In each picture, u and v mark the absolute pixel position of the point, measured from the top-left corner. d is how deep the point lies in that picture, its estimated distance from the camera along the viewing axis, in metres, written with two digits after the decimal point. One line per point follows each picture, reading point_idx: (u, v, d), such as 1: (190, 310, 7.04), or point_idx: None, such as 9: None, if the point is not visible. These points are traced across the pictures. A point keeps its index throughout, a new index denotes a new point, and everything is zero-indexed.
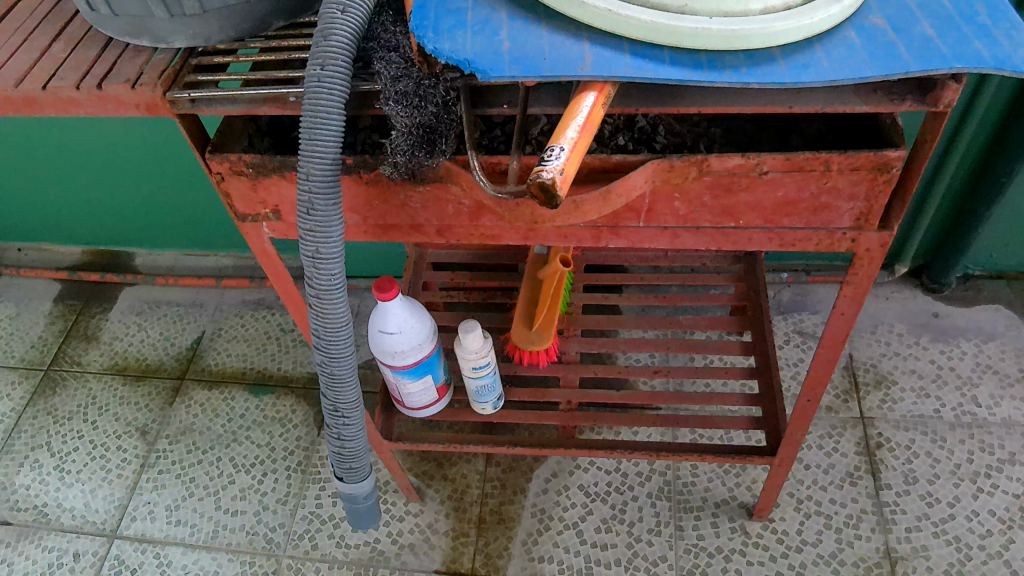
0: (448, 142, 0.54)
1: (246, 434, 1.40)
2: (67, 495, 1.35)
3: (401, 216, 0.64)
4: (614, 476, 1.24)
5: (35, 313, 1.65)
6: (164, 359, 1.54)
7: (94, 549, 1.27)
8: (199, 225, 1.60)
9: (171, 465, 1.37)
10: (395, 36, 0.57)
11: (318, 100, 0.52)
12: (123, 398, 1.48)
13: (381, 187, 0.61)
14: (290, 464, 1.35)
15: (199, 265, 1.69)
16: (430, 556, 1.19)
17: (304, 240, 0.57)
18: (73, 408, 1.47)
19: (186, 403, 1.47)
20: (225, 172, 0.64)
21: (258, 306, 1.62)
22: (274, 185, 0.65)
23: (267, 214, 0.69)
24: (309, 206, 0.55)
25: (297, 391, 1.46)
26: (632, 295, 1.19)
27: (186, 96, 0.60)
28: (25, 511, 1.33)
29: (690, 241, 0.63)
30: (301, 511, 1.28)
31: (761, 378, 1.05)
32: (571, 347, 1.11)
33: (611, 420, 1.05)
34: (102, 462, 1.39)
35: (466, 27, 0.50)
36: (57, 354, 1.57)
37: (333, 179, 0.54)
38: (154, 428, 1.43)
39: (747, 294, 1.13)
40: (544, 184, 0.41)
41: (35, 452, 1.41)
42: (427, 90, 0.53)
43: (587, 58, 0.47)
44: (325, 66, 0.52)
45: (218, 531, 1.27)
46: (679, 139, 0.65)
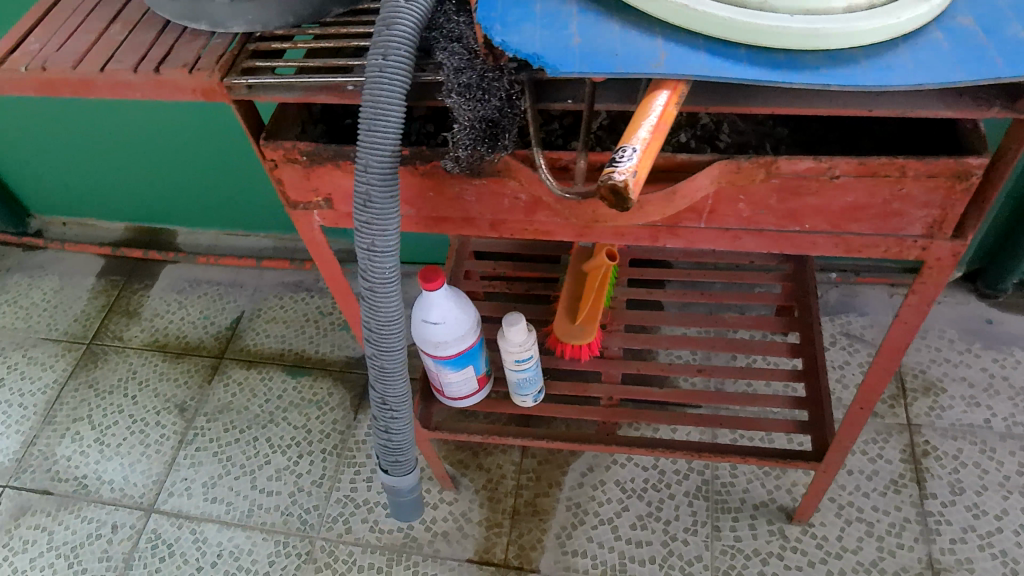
0: (510, 137, 0.51)
1: (283, 415, 1.45)
2: (107, 468, 1.42)
3: (456, 209, 0.63)
4: (651, 473, 1.23)
5: (79, 288, 1.74)
6: (203, 337, 1.61)
7: (132, 522, 1.35)
8: (237, 208, 1.62)
9: (207, 442, 1.43)
10: (459, 26, 0.54)
11: (378, 89, 0.50)
12: (162, 374, 1.55)
13: (436, 180, 0.60)
14: (326, 447, 1.39)
15: (241, 246, 1.72)
16: (463, 545, 1.21)
17: (360, 233, 0.55)
18: (114, 382, 1.55)
19: (223, 381, 1.52)
20: (279, 159, 0.63)
21: (298, 288, 1.66)
22: (327, 174, 0.64)
23: (318, 202, 0.68)
24: (366, 199, 0.53)
25: (334, 374, 1.50)
26: (675, 291, 1.17)
27: (243, 82, 0.60)
28: (67, 481, 1.41)
29: (752, 244, 0.61)
30: (336, 494, 1.33)
31: (808, 381, 1.02)
32: (613, 342, 1.10)
33: (651, 418, 1.05)
34: (141, 437, 1.46)
35: (534, 19, 0.47)
36: (99, 329, 1.65)
37: (390, 172, 0.53)
38: (192, 406, 1.49)
39: (794, 295, 1.11)
40: (616, 187, 0.40)
41: (76, 424, 1.49)
42: (491, 82, 0.50)
43: (660, 55, 0.45)
44: (387, 56, 0.50)
45: (253, 510, 1.33)
46: (743, 138, 0.63)
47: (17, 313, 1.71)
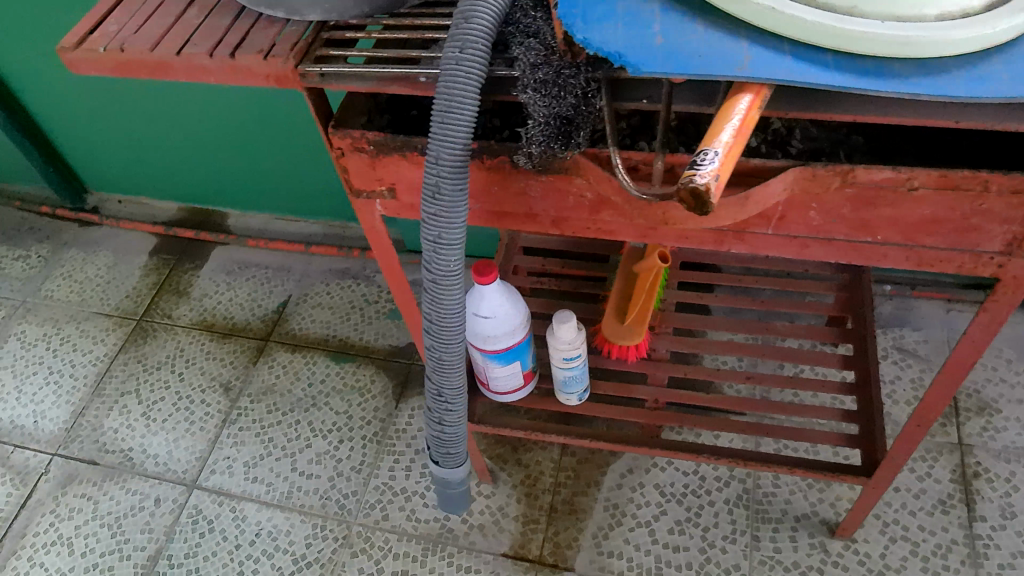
0: (583, 135, 0.51)
1: (325, 399, 1.47)
2: (152, 442, 1.46)
3: (520, 205, 0.63)
4: (692, 478, 1.23)
5: (132, 265, 1.79)
6: (250, 319, 1.63)
7: (174, 497, 1.38)
8: (288, 193, 1.64)
9: (250, 423, 1.46)
10: (536, 21, 0.54)
11: (454, 82, 0.50)
12: (209, 353, 1.59)
13: (502, 174, 0.60)
14: (366, 434, 1.41)
15: (291, 230, 1.74)
16: (499, 539, 1.22)
17: (427, 224, 0.55)
18: (162, 358, 1.60)
19: (268, 363, 1.55)
20: (347, 147, 0.64)
21: (345, 275, 1.67)
22: (393, 165, 0.65)
23: (382, 191, 0.68)
24: (436, 190, 0.54)
25: (377, 362, 1.51)
26: (726, 296, 1.16)
27: (316, 70, 0.60)
28: (112, 453, 1.46)
29: (820, 253, 0.60)
30: (374, 481, 1.34)
31: (859, 395, 1.00)
32: (661, 344, 1.09)
33: (696, 423, 1.04)
34: (186, 413, 1.49)
35: (616, 17, 0.47)
36: (150, 306, 1.70)
37: (461, 165, 0.53)
38: (237, 386, 1.52)
39: (849, 306, 1.09)
40: (696, 190, 0.39)
41: (124, 398, 1.54)
42: (568, 80, 0.50)
43: (745, 58, 0.44)
44: (464, 49, 0.50)
45: (293, 492, 1.35)
46: (816, 145, 0.62)
47: (73, 287, 1.77)
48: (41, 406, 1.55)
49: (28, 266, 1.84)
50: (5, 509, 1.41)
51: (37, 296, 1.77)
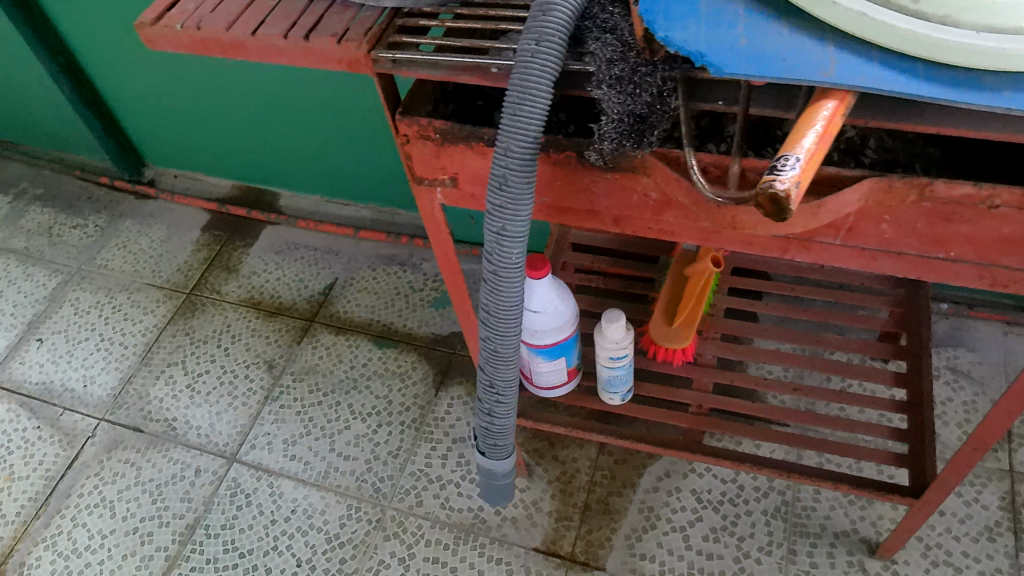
0: (656, 134, 0.51)
1: (365, 383, 1.48)
2: (195, 413, 1.49)
3: (582, 201, 0.63)
4: (730, 486, 1.21)
5: (184, 239, 1.83)
6: (297, 299, 1.65)
7: (214, 468, 1.41)
8: (341, 177, 1.66)
9: (291, 401, 1.48)
10: (613, 17, 0.54)
11: (528, 74, 0.50)
12: (255, 330, 1.61)
13: (567, 169, 0.60)
14: (405, 420, 1.42)
15: (341, 214, 1.76)
16: (531, 533, 1.22)
17: (492, 216, 0.55)
18: (209, 332, 1.63)
19: (312, 344, 1.57)
20: (412, 134, 0.64)
21: (391, 261, 1.68)
22: (457, 154, 0.65)
23: (444, 180, 0.68)
24: (503, 181, 0.54)
25: (419, 349, 1.52)
26: (777, 305, 1.14)
27: (389, 56, 0.61)
28: (157, 422, 1.49)
29: (888, 267, 0.58)
30: (410, 467, 1.35)
31: (910, 414, 0.98)
32: (708, 349, 1.08)
33: (740, 431, 1.03)
34: (230, 387, 1.52)
35: (700, 16, 0.46)
36: (200, 281, 1.73)
37: (530, 158, 0.53)
38: (280, 364, 1.54)
39: (904, 323, 1.07)
40: (776, 196, 0.39)
41: (170, 368, 1.58)
42: (644, 77, 0.49)
43: (831, 63, 0.44)
44: (540, 42, 0.50)
45: (330, 472, 1.37)
46: (890, 156, 0.61)
47: (127, 258, 1.82)
48: (92, 371, 1.60)
49: (86, 234, 1.89)
50: (53, 469, 1.45)
51: (92, 264, 1.82)
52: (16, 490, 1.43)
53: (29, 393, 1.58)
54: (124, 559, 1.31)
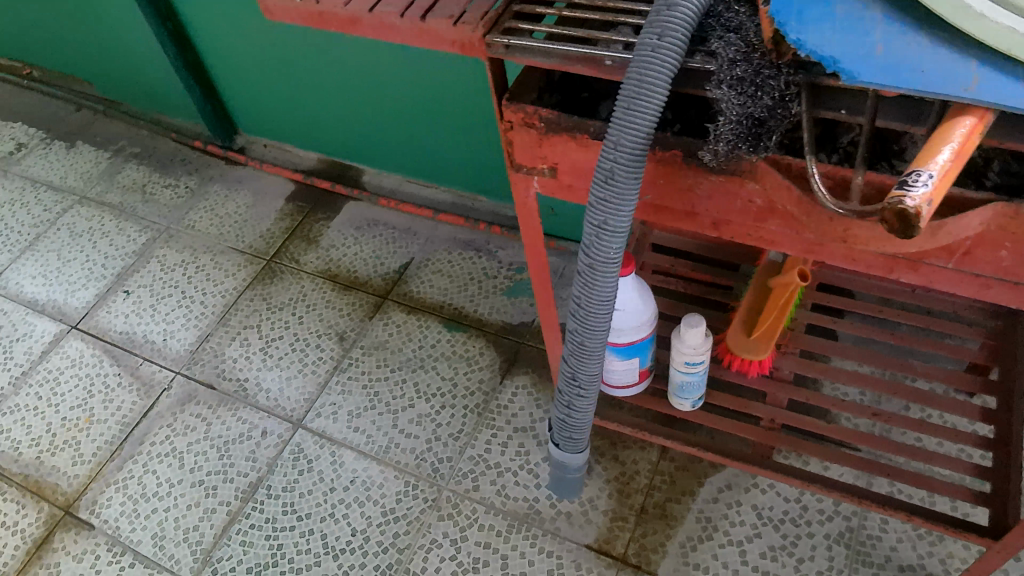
0: (773, 138, 0.50)
1: (432, 363, 1.50)
2: (266, 376, 1.54)
3: (682, 202, 0.62)
4: (793, 506, 1.19)
5: (269, 207, 1.88)
6: (372, 276, 1.68)
7: (280, 432, 1.45)
8: (427, 159, 1.68)
9: (359, 374, 1.51)
10: (738, 17, 0.53)
11: (646, 70, 0.50)
12: (329, 302, 1.65)
13: (671, 169, 0.59)
14: (468, 404, 1.43)
15: (422, 195, 1.79)
16: (585, 530, 1.22)
17: (594, 209, 0.56)
18: (285, 300, 1.67)
19: (384, 320, 1.59)
20: (517, 121, 0.65)
21: (468, 246, 1.70)
22: (560, 144, 0.65)
23: (542, 169, 0.68)
24: (609, 176, 0.53)
25: (488, 335, 1.53)
26: (861, 325, 1.11)
27: (502, 41, 0.61)
28: (229, 381, 1.54)
29: (1000, 295, 0.56)
30: (469, 451, 1.36)
31: (996, 452, 0.94)
32: (785, 364, 1.06)
33: (811, 451, 1.01)
34: (301, 355, 1.56)
35: (834, 21, 0.45)
36: (281, 249, 1.78)
37: (640, 155, 0.52)
38: (351, 337, 1.57)
39: (997, 357, 1.02)
40: (906, 212, 0.38)
41: (246, 331, 1.63)
42: (766, 80, 0.49)
43: (973, 78, 0.42)
44: (663, 37, 0.49)
45: (391, 448, 1.39)
46: (1014, 180, 0.58)
47: (213, 220, 1.88)
48: (172, 327, 1.67)
49: (177, 195, 1.97)
50: (129, 415, 1.52)
51: (181, 224, 1.89)
52: (94, 432, 1.51)
53: (113, 340, 1.66)
54: (188, 509, 1.36)
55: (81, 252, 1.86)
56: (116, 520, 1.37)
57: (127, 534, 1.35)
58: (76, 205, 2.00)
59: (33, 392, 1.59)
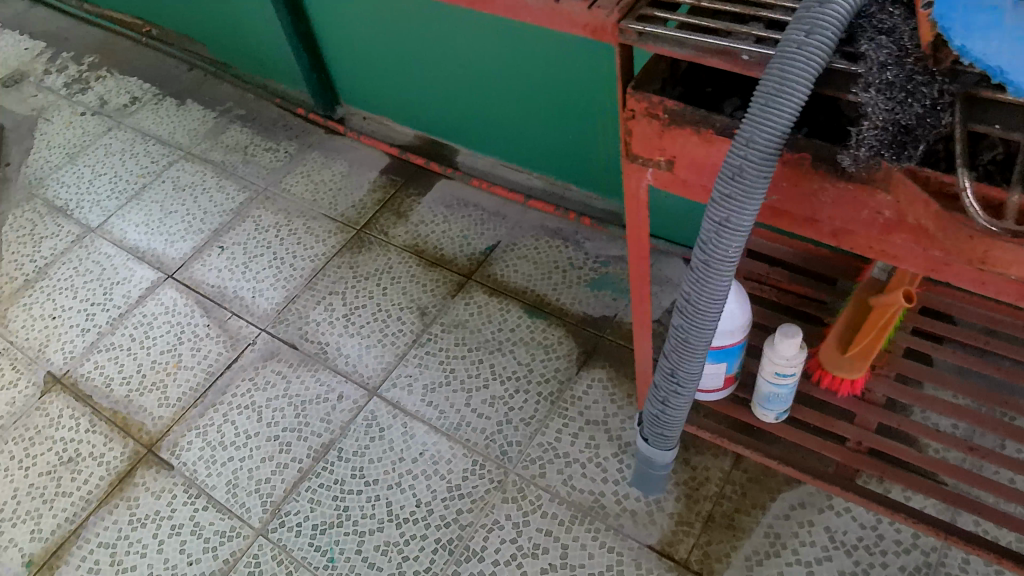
0: (918, 147, 0.51)
1: (510, 347, 1.51)
2: (346, 343, 1.58)
3: (804, 207, 0.60)
4: (868, 532, 1.15)
5: (363, 178, 1.92)
6: (458, 255, 1.70)
7: (355, 397, 1.48)
8: (523, 144, 1.69)
9: (437, 349, 1.53)
10: (892, 18, 0.52)
11: (789, 67, 0.49)
12: (414, 276, 1.67)
13: (798, 172, 0.58)
14: (542, 391, 1.43)
15: (514, 180, 1.79)
16: (648, 530, 1.21)
17: (717, 205, 0.56)
18: (372, 270, 1.71)
19: (465, 300, 1.61)
20: (640, 111, 0.64)
21: (555, 235, 1.70)
22: (682, 137, 0.64)
23: (659, 162, 0.68)
24: (738, 173, 0.53)
25: (567, 325, 1.53)
26: (965, 355, 1.06)
27: (636, 28, 0.60)
28: (311, 342, 1.59)
29: None
30: (539, 438, 1.37)
31: None
32: (879, 387, 1.03)
33: (898, 479, 0.98)
34: (382, 325, 1.59)
35: (1004, 29, 0.44)
36: (371, 220, 1.82)
37: (772, 154, 0.52)
38: (432, 313, 1.60)
39: None
40: None
41: (331, 296, 1.67)
42: (919, 87, 0.49)
43: None
44: (811, 34, 0.48)
45: (462, 426, 1.41)
46: None
47: (309, 186, 1.93)
48: (261, 285, 1.72)
49: (276, 158, 2.03)
50: (214, 365, 1.58)
51: (278, 186, 1.95)
52: (181, 377, 1.57)
53: (206, 293, 1.73)
54: (262, 461, 1.41)
55: (182, 206, 1.95)
56: (194, 464, 1.43)
57: (204, 478, 1.41)
58: (182, 160, 2.08)
59: (129, 333, 1.68)
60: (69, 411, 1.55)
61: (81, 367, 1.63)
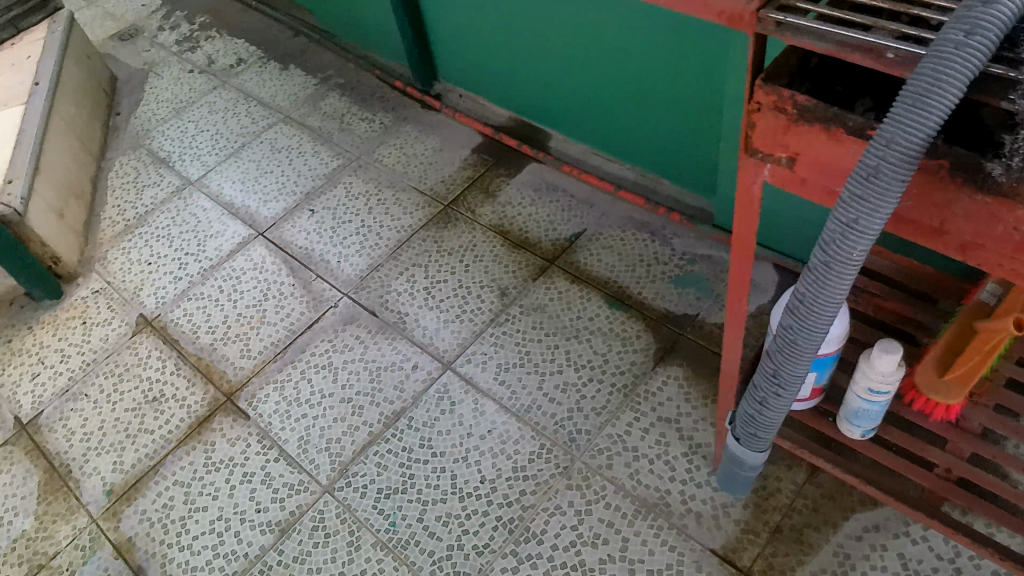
0: None
1: (587, 336, 1.51)
2: (424, 315, 1.60)
3: (933, 217, 0.58)
4: (944, 564, 1.11)
5: (455, 155, 1.94)
6: (542, 240, 1.70)
7: (430, 369, 1.50)
8: (619, 134, 1.67)
9: (514, 330, 1.54)
10: None
11: (944, 68, 0.47)
12: (497, 256, 1.68)
13: (932, 180, 0.55)
14: (615, 383, 1.43)
15: (606, 169, 1.78)
16: (713, 534, 1.19)
17: (846, 205, 0.54)
18: (456, 246, 1.72)
19: (546, 284, 1.61)
20: (768, 104, 0.62)
21: (642, 228, 1.68)
22: (809, 135, 0.62)
23: (779, 159, 0.66)
24: (872, 173, 0.51)
25: (647, 319, 1.51)
26: None
27: (775, 18, 0.58)
28: (391, 311, 1.62)
29: None
30: (609, 429, 1.36)
31: None
32: (975, 416, 0.99)
33: (988, 513, 0.94)
34: (462, 301, 1.61)
35: None
36: (459, 196, 1.84)
37: (911, 158, 0.50)
38: (512, 294, 1.60)
39: None
40: None
41: (413, 268, 1.70)
42: None
43: None
44: (970, 36, 0.47)
45: (532, 408, 1.41)
46: None
47: (401, 158, 1.96)
48: (347, 251, 1.76)
49: (371, 128, 2.06)
50: (296, 324, 1.63)
51: (370, 156, 1.98)
52: (263, 331, 1.63)
53: (293, 253, 1.78)
54: (334, 421, 1.45)
55: (278, 166, 2.00)
56: (269, 416, 1.48)
57: (277, 431, 1.45)
58: (280, 123, 2.14)
59: (217, 285, 1.74)
60: (157, 353, 1.63)
61: (172, 313, 1.70)
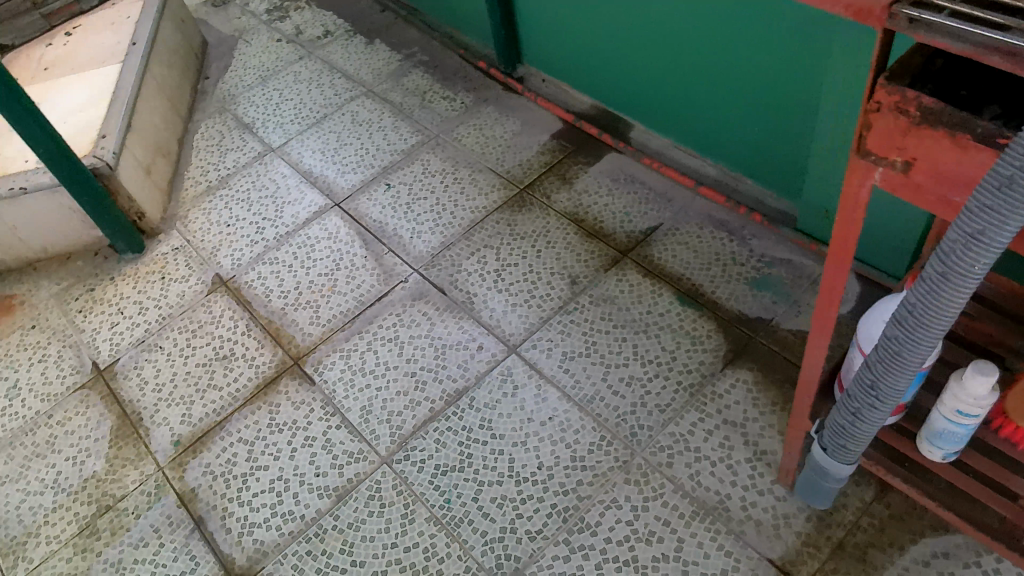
0: None
1: (656, 331, 1.49)
2: (492, 298, 1.60)
3: None
4: None
5: (534, 139, 1.93)
6: (617, 231, 1.68)
7: (495, 351, 1.51)
8: (704, 129, 1.64)
9: (581, 320, 1.53)
10: None
11: None
12: (570, 244, 1.67)
13: None
14: (681, 382, 1.40)
15: (687, 164, 1.75)
16: (771, 543, 1.17)
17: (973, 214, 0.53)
18: (529, 231, 1.72)
19: (618, 276, 1.59)
20: (889, 104, 0.60)
21: (720, 226, 1.64)
22: (930, 139, 0.59)
23: (894, 162, 0.63)
24: (1006, 184, 0.50)
25: (718, 320, 1.48)
26: None
27: (909, 13, 0.56)
28: (460, 290, 1.63)
29: None
30: (671, 427, 1.34)
31: None
32: None
33: None
34: (532, 286, 1.60)
35: None
36: (536, 181, 1.83)
37: None
38: (582, 283, 1.59)
39: None
40: None
41: (485, 249, 1.70)
42: None
43: None
44: None
45: (595, 399, 1.40)
46: None
47: (479, 139, 1.96)
48: (420, 228, 1.77)
49: (452, 107, 2.07)
50: (366, 295, 1.65)
51: (449, 135, 1.99)
52: (333, 300, 1.65)
53: (367, 225, 1.80)
54: (397, 394, 1.47)
55: (358, 139, 2.03)
56: (334, 384, 1.50)
57: (341, 399, 1.48)
58: (363, 96, 2.16)
59: (292, 251, 1.77)
60: (230, 313, 1.67)
61: (246, 275, 1.74)
